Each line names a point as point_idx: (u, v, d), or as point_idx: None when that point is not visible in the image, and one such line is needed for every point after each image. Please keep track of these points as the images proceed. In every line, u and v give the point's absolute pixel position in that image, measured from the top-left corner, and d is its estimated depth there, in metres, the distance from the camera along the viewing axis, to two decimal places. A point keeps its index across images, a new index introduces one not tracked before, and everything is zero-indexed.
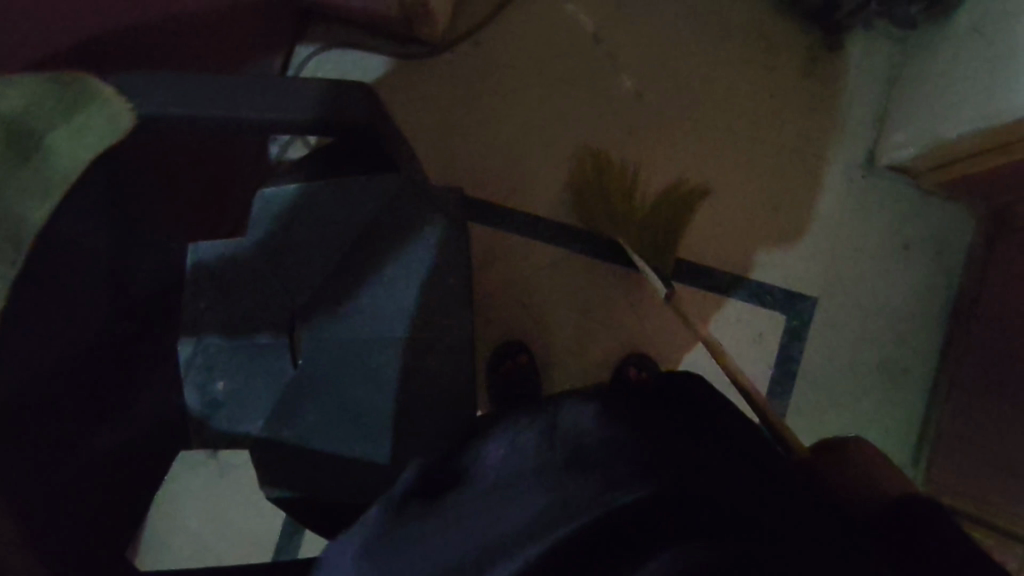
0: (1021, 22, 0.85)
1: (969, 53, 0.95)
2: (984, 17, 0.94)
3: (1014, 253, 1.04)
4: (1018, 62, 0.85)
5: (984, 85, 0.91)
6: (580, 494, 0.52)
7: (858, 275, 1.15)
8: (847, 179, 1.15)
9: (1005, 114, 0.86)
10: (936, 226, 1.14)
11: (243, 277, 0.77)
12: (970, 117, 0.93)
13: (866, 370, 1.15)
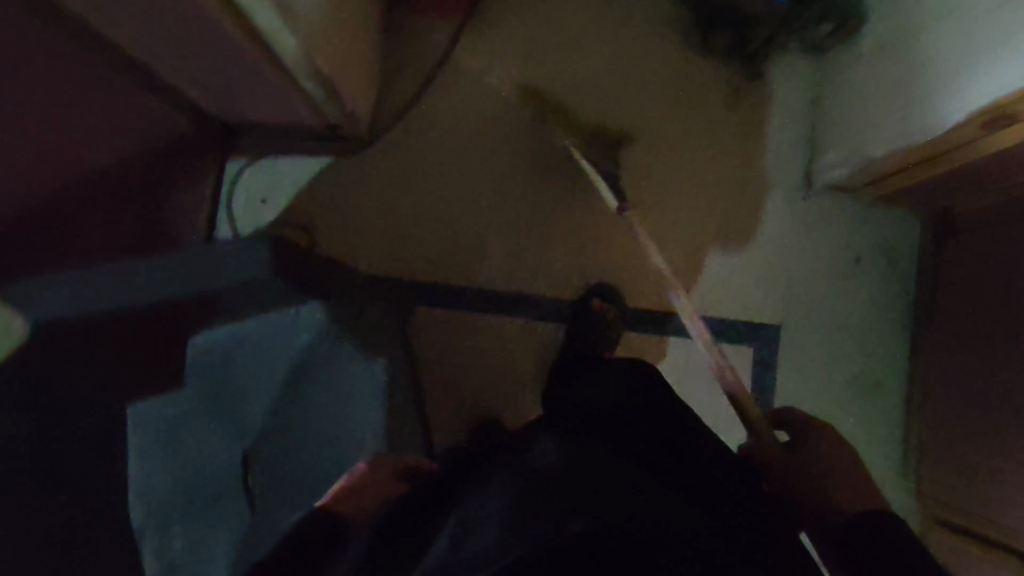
0: (922, 44, 0.86)
1: (880, 72, 0.96)
2: (887, 36, 0.95)
3: (962, 256, 1.04)
4: (926, 84, 0.85)
5: (899, 106, 0.91)
6: (530, 525, 0.50)
7: (816, 295, 1.15)
8: (787, 203, 1.15)
9: (925, 134, 0.87)
10: (883, 235, 1.14)
11: (190, 427, 0.77)
12: (892, 137, 0.93)
13: (841, 388, 1.14)
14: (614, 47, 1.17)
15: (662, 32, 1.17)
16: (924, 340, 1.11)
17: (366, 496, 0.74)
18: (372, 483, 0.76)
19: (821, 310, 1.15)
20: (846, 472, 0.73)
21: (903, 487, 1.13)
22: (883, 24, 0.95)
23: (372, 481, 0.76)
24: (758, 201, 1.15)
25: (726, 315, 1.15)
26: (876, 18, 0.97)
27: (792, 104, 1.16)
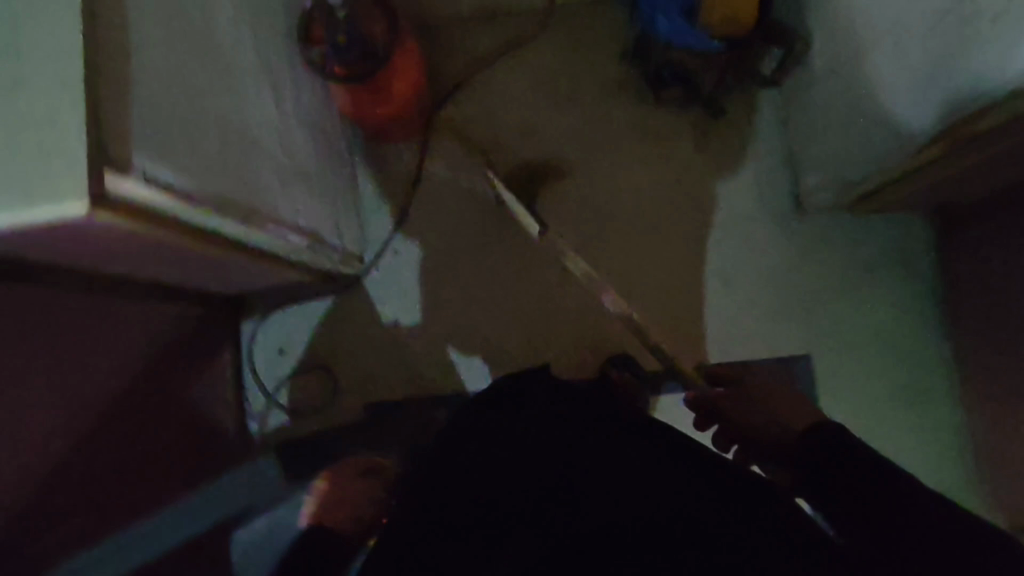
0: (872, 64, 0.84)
1: (836, 96, 0.95)
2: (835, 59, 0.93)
3: (977, 250, 0.99)
4: (886, 102, 0.83)
5: (865, 125, 0.89)
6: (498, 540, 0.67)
7: (835, 316, 1.12)
8: (784, 232, 1.14)
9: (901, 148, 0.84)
10: (889, 241, 1.11)
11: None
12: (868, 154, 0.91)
13: (887, 403, 1.10)
14: (573, 123, 1.18)
15: (617, 96, 1.17)
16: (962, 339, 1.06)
17: (343, 508, 1.03)
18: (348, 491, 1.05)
19: (848, 330, 1.12)
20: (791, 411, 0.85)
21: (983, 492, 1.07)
22: (830, 47, 0.94)
23: (347, 483, 1.06)
24: (755, 236, 1.14)
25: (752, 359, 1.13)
26: (818, 43, 0.96)
27: (764, 133, 1.15)
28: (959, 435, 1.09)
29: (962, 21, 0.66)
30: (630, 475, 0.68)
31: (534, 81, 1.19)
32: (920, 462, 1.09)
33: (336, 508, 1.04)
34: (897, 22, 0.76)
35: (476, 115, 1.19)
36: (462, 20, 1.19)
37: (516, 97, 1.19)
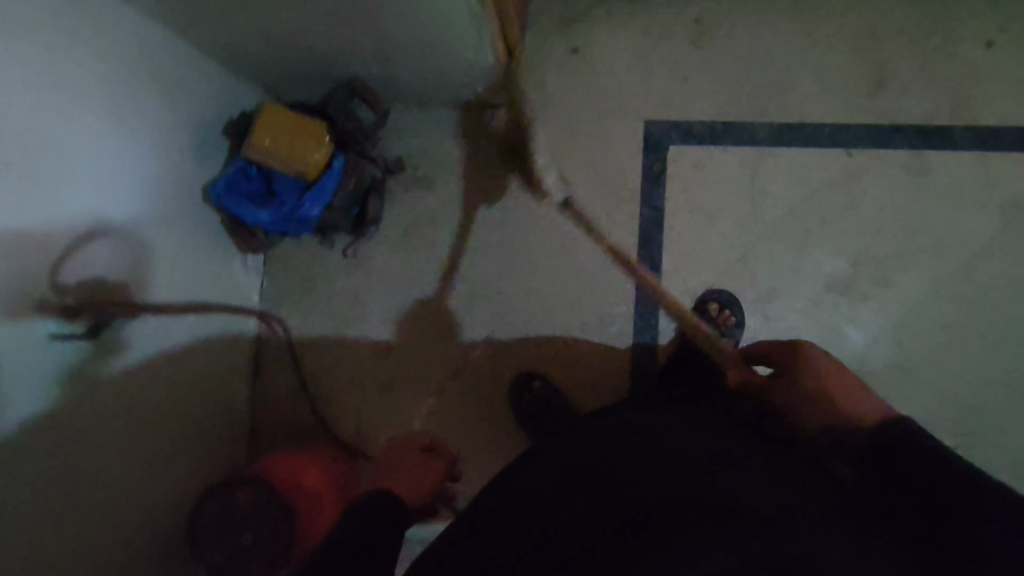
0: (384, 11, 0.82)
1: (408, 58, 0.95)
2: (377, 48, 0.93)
3: None
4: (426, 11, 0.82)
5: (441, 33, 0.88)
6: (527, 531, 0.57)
7: (615, 86, 1.13)
8: (530, 116, 1.15)
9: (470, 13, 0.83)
10: (556, 24, 1.14)
11: None
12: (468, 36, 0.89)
13: (714, 53, 1.11)
14: (382, 296, 1.17)
15: (362, 244, 1.18)
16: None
17: (410, 479, 0.96)
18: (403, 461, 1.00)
19: (636, 73, 1.13)
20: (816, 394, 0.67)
21: None
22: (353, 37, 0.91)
23: (408, 451, 1.02)
24: (529, 142, 1.16)
25: (645, 167, 1.13)
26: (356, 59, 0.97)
27: (434, 113, 1.17)
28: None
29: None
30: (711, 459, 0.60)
31: (325, 335, 1.18)
32: (780, 34, 1.10)
33: (412, 479, 0.95)
34: None
35: (354, 384, 1.17)
36: (253, 394, 1.17)
37: (343, 340, 1.17)
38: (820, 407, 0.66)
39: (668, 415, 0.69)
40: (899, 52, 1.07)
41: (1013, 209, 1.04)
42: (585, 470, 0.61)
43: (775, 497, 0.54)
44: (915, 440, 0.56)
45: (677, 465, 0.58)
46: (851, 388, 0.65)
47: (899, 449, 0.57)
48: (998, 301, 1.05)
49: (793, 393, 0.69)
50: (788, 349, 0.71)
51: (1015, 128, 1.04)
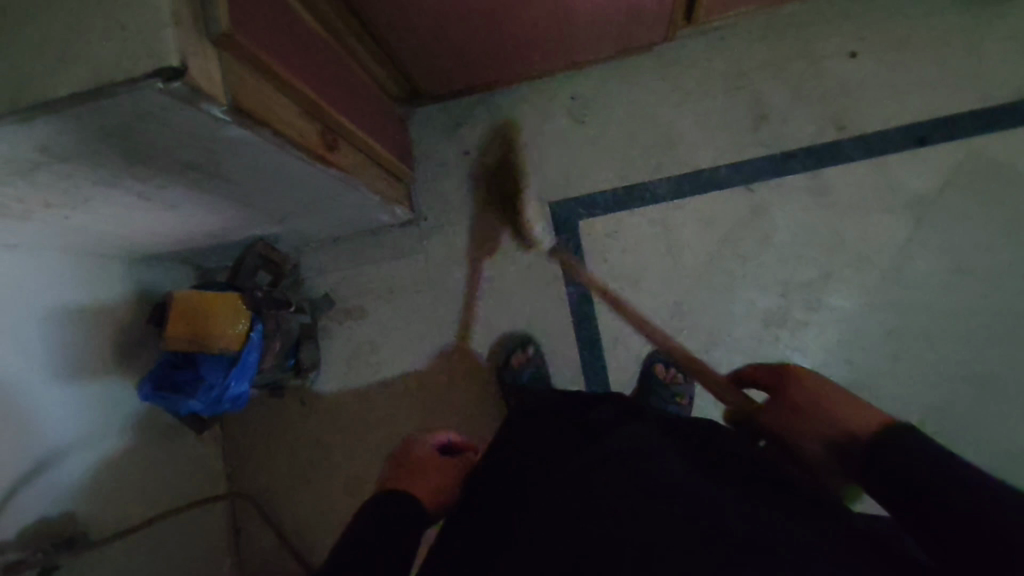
0: (259, 194, 0.85)
1: (299, 211, 0.98)
2: (264, 213, 0.95)
3: (446, 80, 1.06)
4: (300, 186, 0.84)
5: (322, 195, 0.91)
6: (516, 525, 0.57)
7: (512, 180, 1.16)
8: (439, 224, 1.17)
9: (343, 180, 0.85)
10: (441, 137, 1.18)
11: None
12: (350, 192, 0.92)
13: (596, 128, 1.14)
14: (341, 434, 1.17)
15: (311, 385, 1.19)
16: (536, 72, 1.11)
17: (429, 478, 0.82)
18: (425, 459, 0.85)
19: (529, 160, 1.16)
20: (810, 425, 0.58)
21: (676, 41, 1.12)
22: (238, 216, 0.93)
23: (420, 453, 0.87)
24: (444, 249, 1.17)
25: (560, 249, 1.14)
26: (249, 224, 0.99)
27: (348, 244, 1.19)
28: (627, 66, 1.14)
29: (205, 155, 0.67)
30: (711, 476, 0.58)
31: (295, 486, 1.17)
32: (655, 95, 1.12)
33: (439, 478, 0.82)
34: (213, 185, 0.77)
35: (332, 529, 1.15)
36: (239, 564, 1.16)
37: (313, 486, 1.17)
38: (821, 420, 0.57)
39: (625, 419, 0.67)
40: (771, 81, 1.09)
41: (921, 205, 1.05)
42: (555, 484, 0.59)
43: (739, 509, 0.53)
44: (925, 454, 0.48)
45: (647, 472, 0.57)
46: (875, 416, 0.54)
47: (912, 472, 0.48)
48: (933, 296, 1.04)
49: (812, 425, 0.57)
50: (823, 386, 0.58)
51: (899, 129, 1.06)
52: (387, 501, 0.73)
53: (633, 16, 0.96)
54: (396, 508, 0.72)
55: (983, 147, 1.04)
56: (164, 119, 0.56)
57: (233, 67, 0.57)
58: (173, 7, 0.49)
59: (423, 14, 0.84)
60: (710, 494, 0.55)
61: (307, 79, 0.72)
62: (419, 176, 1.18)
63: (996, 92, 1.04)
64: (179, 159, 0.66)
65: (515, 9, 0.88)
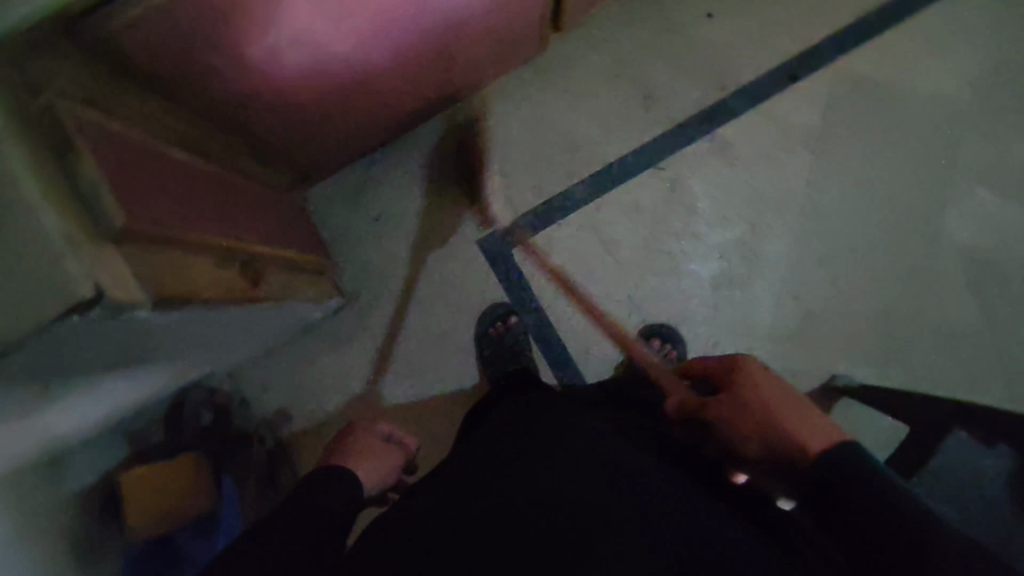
0: (189, 350, 0.77)
1: (227, 345, 0.89)
2: (191, 362, 0.87)
3: (335, 157, 1.00)
4: (232, 326, 0.77)
5: (250, 324, 0.83)
6: (439, 535, 0.56)
7: (432, 231, 1.12)
8: (373, 299, 1.11)
9: (273, 305, 0.78)
10: (346, 211, 1.11)
11: None
12: (281, 310, 0.85)
13: (498, 155, 1.12)
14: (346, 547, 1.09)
15: None
16: (422, 121, 1.07)
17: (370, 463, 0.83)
18: (372, 440, 0.87)
19: (442, 206, 1.12)
20: (765, 421, 0.58)
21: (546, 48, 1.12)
22: (168, 376, 0.84)
23: (371, 438, 0.87)
24: (387, 322, 1.12)
25: (503, 282, 1.12)
26: (178, 379, 0.90)
27: (285, 351, 1.10)
28: (507, 86, 1.12)
29: (128, 346, 0.58)
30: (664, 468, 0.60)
31: None
32: (543, 106, 1.11)
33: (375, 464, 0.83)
34: (139, 366, 0.68)
35: None
36: None
37: None
38: (770, 423, 0.58)
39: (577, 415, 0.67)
40: (646, 62, 1.11)
41: (812, 136, 1.11)
42: (527, 480, 0.58)
43: (707, 507, 0.56)
44: (862, 462, 0.51)
45: (630, 480, 0.56)
46: (823, 423, 0.56)
47: (844, 476, 0.51)
48: (849, 214, 1.11)
49: (755, 429, 0.59)
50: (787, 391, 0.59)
51: (773, 74, 1.11)
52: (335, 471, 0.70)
53: (506, 45, 0.95)
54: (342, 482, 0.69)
55: (844, 70, 1.12)
56: (77, 344, 0.48)
57: (143, 258, 0.50)
58: (63, 226, 0.42)
59: (302, 108, 0.78)
60: (657, 489, 0.56)
61: (208, 224, 0.65)
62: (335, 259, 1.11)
63: (840, 18, 1.12)
64: (99, 364, 0.57)
65: (391, 77, 0.83)
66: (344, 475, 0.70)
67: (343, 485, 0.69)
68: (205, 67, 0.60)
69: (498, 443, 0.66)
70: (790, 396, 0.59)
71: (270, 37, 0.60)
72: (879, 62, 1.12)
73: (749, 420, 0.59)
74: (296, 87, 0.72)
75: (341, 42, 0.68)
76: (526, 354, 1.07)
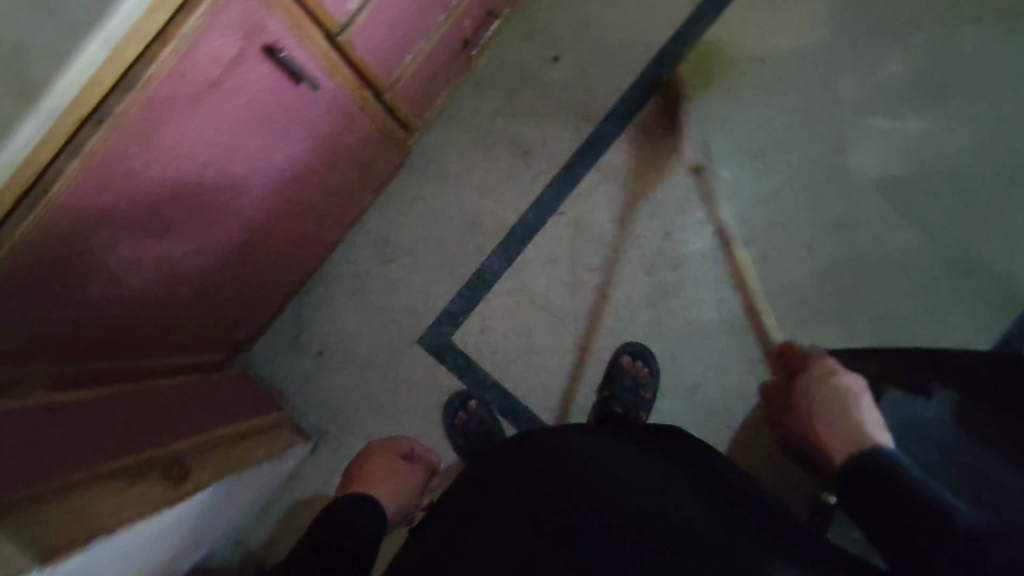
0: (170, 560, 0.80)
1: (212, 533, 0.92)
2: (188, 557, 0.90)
3: (254, 319, 1.06)
4: (196, 524, 0.81)
5: (221, 510, 0.87)
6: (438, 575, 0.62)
7: (374, 346, 1.16)
8: (343, 427, 1.14)
9: (219, 488, 0.81)
10: (291, 357, 1.16)
11: None
12: (241, 482, 0.88)
13: (410, 255, 1.16)
14: None
15: None
16: (328, 254, 1.13)
17: (392, 475, 0.95)
18: (383, 466, 0.97)
19: (376, 320, 1.16)
20: (810, 408, 0.78)
21: (417, 146, 1.17)
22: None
23: (383, 458, 0.98)
24: (364, 444, 1.14)
25: (455, 369, 1.14)
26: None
27: (278, 505, 1.13)
28: (396, 193, 1.17)
29: None
30: (633, 490, 0.63)
31: None
32: (435, 197, 1.16)
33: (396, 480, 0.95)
34: None
35: None
36: None
37: None
38: (809, 406, 0.79)
39: (541, 465, 0.69)
40: (514, 125, 1.15)
41: (694, 128, 1.11)
42: (517, 528, 0.63)
43: (686, 518, 0.59)
44: (871, 453, 0.68)
45: (615, 519, 0.60)
46: (857, 428, 0.71)
47: (858, 468, 0.68)
48: (759, 189, 1.09)
49: (804, 410, 0.80)
50: (839, 403, 0.75)
51: (633, 88, 1.13)
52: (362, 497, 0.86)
53: (365, 166, 1.00)
54: (346, 513, 0.83)
55: (700, 56, 1.12)
56: None
57: (48, 528, 0.56)
58: None
59: (183, 304, 0.84)
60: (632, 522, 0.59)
61: (110, 451, 0.70)
62: (295, 403, 1.15)
63: (677, 13, 1.13)
64: None
65: (261, 239, 0.89)
66: (362, 512, 0.84)
67: (356, 516, 0.84)
68: (58, 320, 0.66)
69: (478, 502, 0.70)
70: (842, 411, 0.74)
71: (103, 273, 0.66)
72: (732, 36, 1.11)
73: (803, 404, 0.80)
74: (164, 289, 0.78)
75: (183, 238, 0.73)
76: (495, 432, 1.08)
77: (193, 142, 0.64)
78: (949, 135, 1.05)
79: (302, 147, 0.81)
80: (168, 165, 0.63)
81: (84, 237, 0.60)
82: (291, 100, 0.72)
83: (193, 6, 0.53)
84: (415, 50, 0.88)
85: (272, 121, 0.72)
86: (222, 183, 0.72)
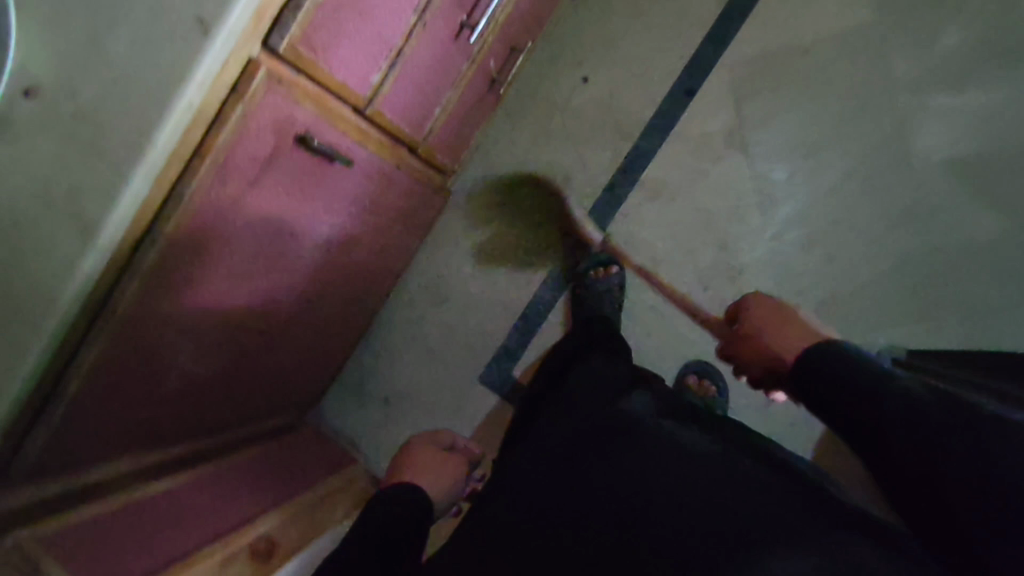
0: None
1: None
2: None
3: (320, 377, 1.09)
4: None
5: None
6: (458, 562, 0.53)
7: (436, 387, 1.17)
8: None
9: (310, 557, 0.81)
10: (359, 405, 1.19)
11: None
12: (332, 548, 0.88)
13: (461, 294, 1.16)
14: None
15: None
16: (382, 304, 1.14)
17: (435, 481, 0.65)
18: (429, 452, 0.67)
19: (435, 362, 1.17)
20: (756, 344, 0.58)
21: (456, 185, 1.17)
22: None
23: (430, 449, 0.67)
24: None
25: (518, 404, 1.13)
26: None
27: None
28: (441, 234, 1.18)
29: None
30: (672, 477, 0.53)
31: None
32: (480, 234, 1.16)
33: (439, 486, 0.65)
34: None
35: None
36: None
37: None
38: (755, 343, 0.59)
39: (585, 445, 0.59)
40: (550, 151, 1.14)
41: (737, 132, 1.07)
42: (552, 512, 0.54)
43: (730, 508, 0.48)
44: (846, 358, 0.50)
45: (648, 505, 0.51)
46: (805, 335, 0.55)
47: (832, 370, 0.50)
48: (814, 186, 1.04)
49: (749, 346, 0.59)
50: (784, 312, 0.58)
51: (668, 99, 1.10)
52: (387, 507, 0.58)
53: (407, 217, 1.00)
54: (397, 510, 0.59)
55: (735, 56, 1.07)
56: None
57: None
58: None
59: (251, 380, 0.87)
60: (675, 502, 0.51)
61: (199, 534, 0.73)
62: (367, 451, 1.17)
63: (706, 16, 1.09)
64: None
65: (316, 306, 0.91)
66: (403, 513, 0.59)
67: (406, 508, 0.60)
68: (140, 420, 0.69)
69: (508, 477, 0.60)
70: (784, 322, 0.57)
71: (174, 370, 0.69)
72: (767, 30, 1.06)
73: (746, 345, 0.60)
74: (232, 372, 0.81)
75: (243, 322, 0.76)
76: None
77: (239, 238, 0.65)
78: (1020, 107, 0.98)
79: (344, 214, 0.82)
80: (218, 264, 0.65)
81: (152, 346, 0.63)
82: (326, 177, 0.72)
83: (224, 119, 0.54)
84: (444, 100, 0.87)
85: (311, 202, 0.73)
86: (271, 265, 0.74)
